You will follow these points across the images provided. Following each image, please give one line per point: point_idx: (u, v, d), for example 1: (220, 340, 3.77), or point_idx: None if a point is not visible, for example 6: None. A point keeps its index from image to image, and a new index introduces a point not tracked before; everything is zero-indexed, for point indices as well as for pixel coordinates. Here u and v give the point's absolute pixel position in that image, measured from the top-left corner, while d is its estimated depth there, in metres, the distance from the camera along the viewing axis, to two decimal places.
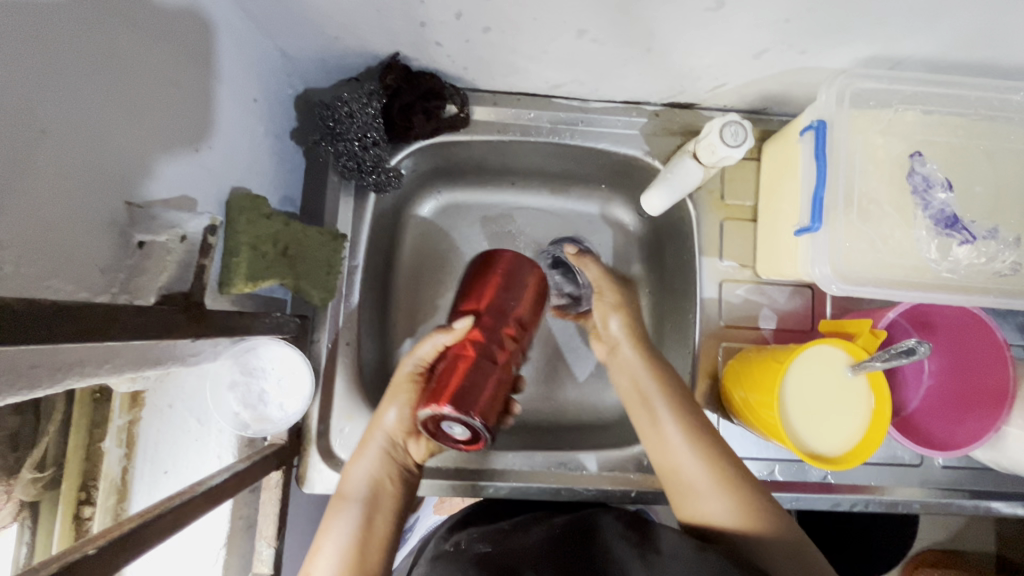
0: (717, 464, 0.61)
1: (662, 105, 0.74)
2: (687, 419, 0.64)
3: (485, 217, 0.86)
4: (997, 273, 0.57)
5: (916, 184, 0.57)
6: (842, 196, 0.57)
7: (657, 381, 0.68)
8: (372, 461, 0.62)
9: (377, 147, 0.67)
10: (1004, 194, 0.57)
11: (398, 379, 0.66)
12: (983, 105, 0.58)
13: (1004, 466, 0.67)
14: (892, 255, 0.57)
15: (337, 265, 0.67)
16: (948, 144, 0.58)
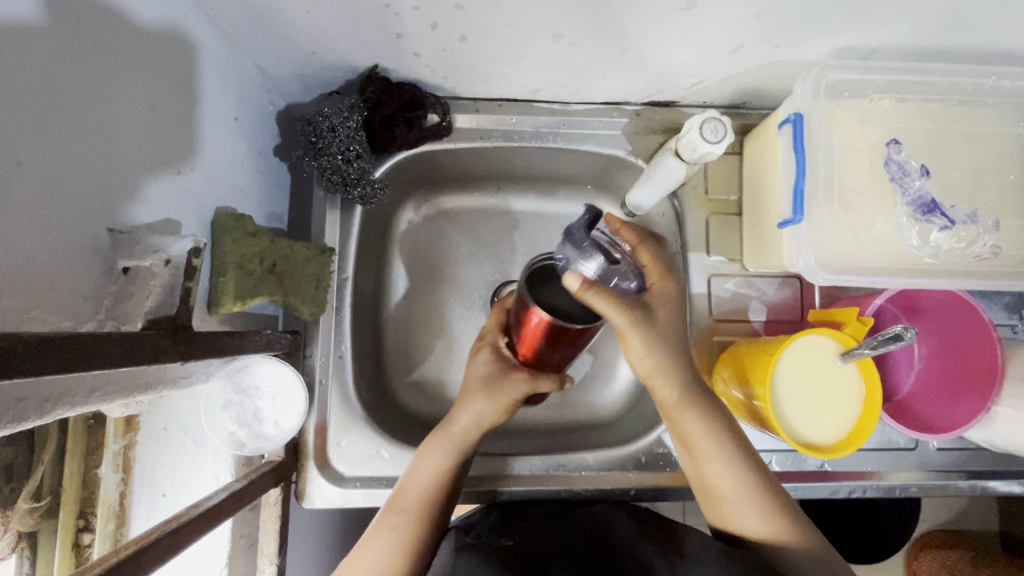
0: (751, 482, 0.57)
1: (642, 105, 0.74)
2: (727, 445, 0.58)
3: (473, 223, 0.87)
4: (978, 257, 0.58)
5: (896, 173, 0.58)
6: (823, 186, 0.58)
7: (696, 411, 0.59)
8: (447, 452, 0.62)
9: (360, 160, 0.67)
10: (980, 177, 0.58)
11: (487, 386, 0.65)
12: (957, 91, 0.59)
13: (997, 445, 0.68)
14: (874, 242, 0.57)
15: (326, 279, 0.67)
16: (925, 131, 0.59)
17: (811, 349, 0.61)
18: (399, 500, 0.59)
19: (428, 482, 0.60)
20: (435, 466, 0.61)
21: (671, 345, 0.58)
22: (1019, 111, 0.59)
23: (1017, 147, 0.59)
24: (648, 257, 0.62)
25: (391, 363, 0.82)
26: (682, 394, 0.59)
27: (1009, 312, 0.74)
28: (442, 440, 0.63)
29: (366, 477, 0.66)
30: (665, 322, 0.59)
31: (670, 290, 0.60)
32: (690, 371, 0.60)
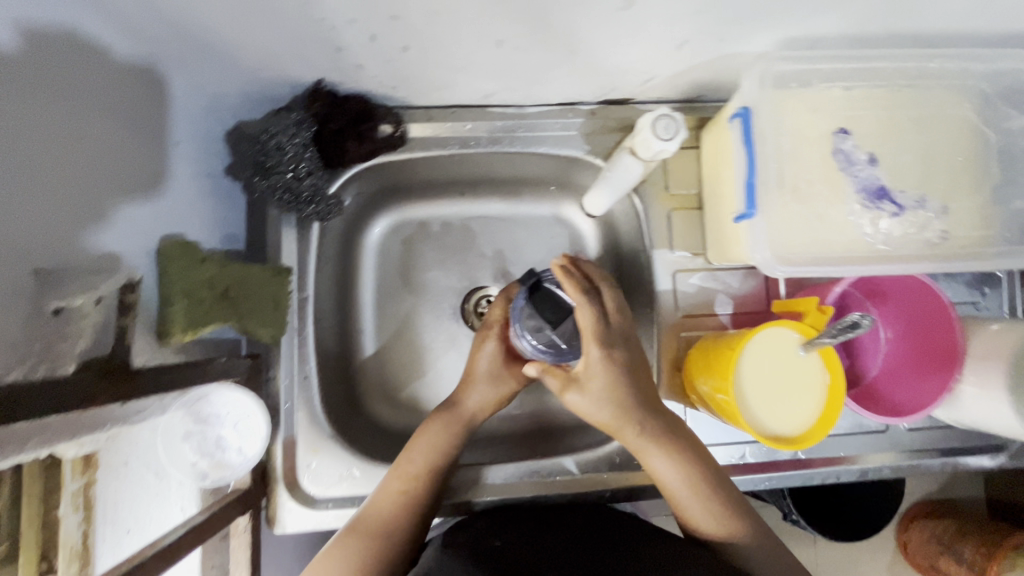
0: (711, 498, 0.58)
1: (597, 104, 0.73)
2: (697, 481, 0.58)
3: (439, 233, 0.85)
4: (930, 242, 0.59)
5: (845, 159, 0.58)
6: (774, 178, 0.58)
7: (661, 453, 0.59)
8: (441, 442, 0.64)
9: (311, 177, 0.67)
10: (926, 162, 0.59)
11: (495, 372, 0.69)
12: (902, 75, 0.59)
13: (964, 423, 0.69)
14: (828, 232, 0.58)
15: (285, 299, 0.65)
16: (872, 118, 0.59)
17: (775, 340, 0.61)
18: (408, 466, 0.62)
19: (426, 459, 0.63)
20: (440, 439, 0.64)
21: (619, 406, 0.60)
22: (961, 92, 0.60)
23: (960, 130, 0.59)
24: (585, 321, 0.60)
25: (361, 378, 0.81)
26: (642, 442, 0.60)
27: (969, 288, 0.75)
28: (449, 416, 0.67)
29: (338, 498, 0.66)
30: (602, 390, 0.60)
31: (606, 355, 0.60)
32: (650, 418, 0.60)
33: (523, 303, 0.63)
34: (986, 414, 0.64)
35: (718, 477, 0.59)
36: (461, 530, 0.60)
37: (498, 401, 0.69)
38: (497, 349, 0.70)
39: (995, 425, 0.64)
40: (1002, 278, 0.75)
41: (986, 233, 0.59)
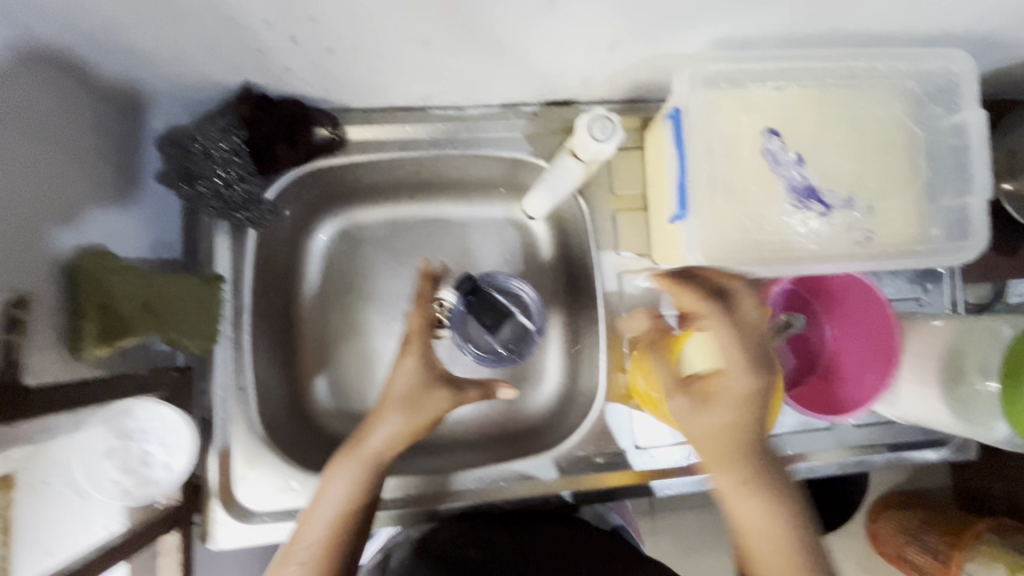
0: (794, 556, 0.50)
1: (539, 105, 0.72)
2: (793, 541, 0.50)
3: (387, 238, 0.83)
4: (857, 241, 0.58)
5: (775, 160, 0.58)
6: (705, 179, 0.57)
7: (752, 500, 0.51)
8: (339, 491, 0.57)
9: (243, 182, 0.64)
10: (855, 161, 0.59)
11: (404, 398, 0.60)
12: (831, 74, 0.60)
13: (906, 419, 0.69)
14: (760, 233, 0.58)
15: (214, 309, 0.63)
16: (801, 116, 0.59)
17: None
18: (308, 524, 0.56)
19: (335, 511, 0.56)
20: (341, 495, 0.57)
21: (732, 435, 0.51)
22: (892, 91, 0.60)
23: (890, 127, 0.60)
24: (729, 342, 0.52)
25: (308, 387, 0.79)
26: (745, 484, 0.51)
27: (911, 285, 0.76)
28: (352, 459, 0.58)
29: (276, 510, 0.64)
30: (711, 420, 0.51)
31: (754, 377, 0.51)
32: (756, 460, 0.52)
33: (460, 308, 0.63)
34: (924, 410, 0.64)
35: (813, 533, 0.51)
36: (428, 544, 0.64)
37: (397, 440, 0.59)
38: (417, 373, 0.61)
39: (933, 420, 0.64)
40: (942, 274, 0.77)
41: (916, 230, 0.60)
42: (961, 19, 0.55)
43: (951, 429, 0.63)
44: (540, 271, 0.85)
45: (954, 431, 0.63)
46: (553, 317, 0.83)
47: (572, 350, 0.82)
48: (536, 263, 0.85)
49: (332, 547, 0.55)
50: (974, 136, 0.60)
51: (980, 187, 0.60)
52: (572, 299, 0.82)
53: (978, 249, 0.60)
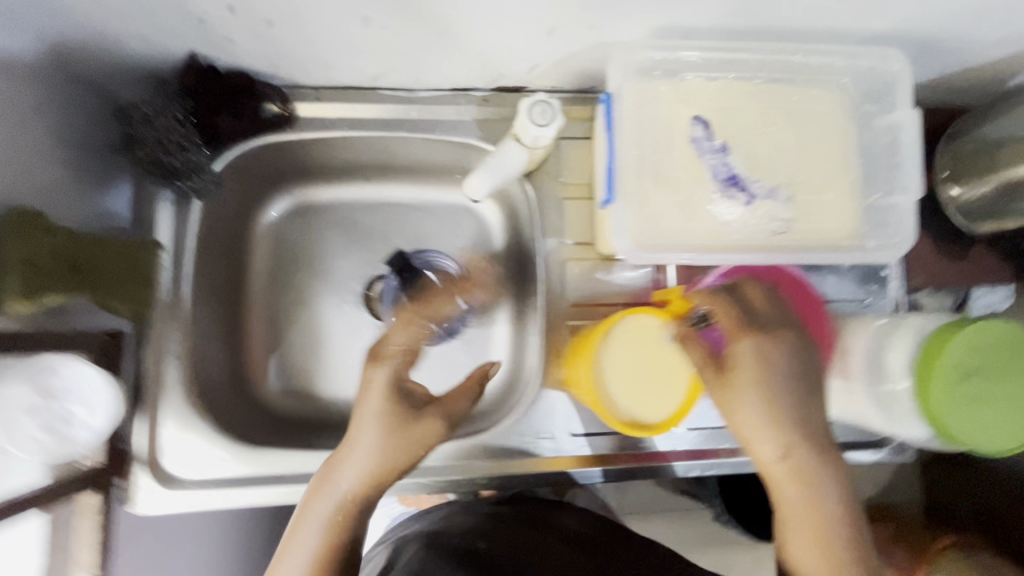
0: (823, 530, 0.57)
1: (489, 91, 0.73)
2: (824, 511, 0.57)
3: (340, 218, 0.84)
4: (773, 231, 0.60)
5: (701, 147, 0.59)
6: (633, 166, 0.59)
7: (799, 477, 0.58)
8: (323, 508, 0.60)
9: (186, 151, 0.64)
10: (779, 154, 0.61)
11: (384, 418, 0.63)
12: (764, 69, 0.61)
13: (839, 418, 0.70)
14: (688, 220, 0.59)
15: (151, 278, 0.64)
16: (731, 106, 0.61)
17: (636, 329, 0.61)
18: (298, 533, 0.59)
19: (320, 532, 0.59)
20: (333, 505, 0.61)
21: (766, 411, 0.58)
22: (823, 87, 0.62)
23: (821, 122, 0.61)
24: (738, 324, 0.59)
25: (252, 361, 0.79)
26: (782, 461, 0.58)
27: (855, 286, 0.77)
28: (331, 487, 0.61)
29: (200, 479, 0.65)
30: (760, 400, 0.58)
31: (769, 349, 0.59)
32: (792, 433, 0.58)
33: None
34: (848, 405, 0.65)
35: (853, 500, 0.59)
36: (440, 535, 0.63)
37: (368, 474, 0.62)
38: (383, 399, 0.64)
39: (855, 414, 0.65)
40: (888, 276, 0.78)
41: (844, 224, 0.61)
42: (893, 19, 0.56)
43: (871, 423, 0.64)
44: (493, 258, 0.85)
45: (874, 426, 0.64)
46: (501, 304, 0.83)
47: (519, 338, 0.82)
48: (489, 250, 0.85)
49: (337, 548, 0.59)
50: (907, 135, 0.61)
51: (911, 187, 0.61)
52: (522, 287, 0.83)
53: (906, 245, 0.61)
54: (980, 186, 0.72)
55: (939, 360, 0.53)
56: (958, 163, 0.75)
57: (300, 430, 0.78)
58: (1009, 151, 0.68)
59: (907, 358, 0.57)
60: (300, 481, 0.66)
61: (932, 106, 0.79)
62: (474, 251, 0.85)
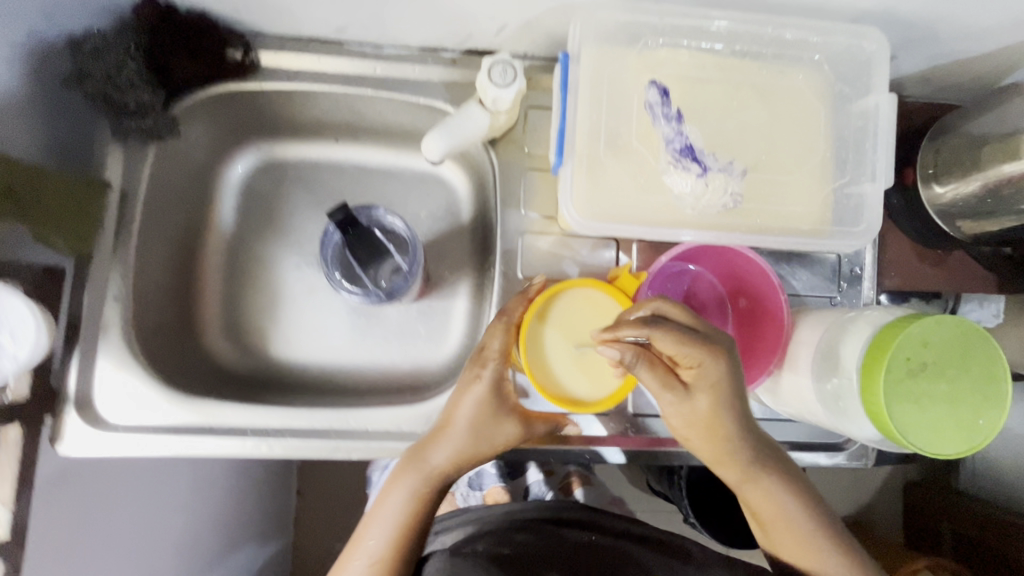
0: (811, 529, 0.57)
1: (458, 52, 0.71)
2: (795, 511, 0.57)
3: (304, 177, 0.82)
4: (723, 207, 0.58)
5: (658, 114, 0.57)
6: (585, 131, 0.57)
7: (762, 483, 0.57)
8: (402, 495, 0.59)
9: (136, 90, 0.64)
10: (739, 129, 0.58)
11: (454, 420, 0.60)
12: (734, 40, 0.59)
13: (795, 415, 0.67)
14: (637, 189, 0.57)
15: (93, 213, 0.65)
16: (693, 77, 0.59)
17: (576, 301, 0.59)
18: (379, 511, 0.59)
19: (401, 511, 0.59)
20: (402, 505, 0.59)
21: (714, 429, 0.54)
22: (792, 63, 0.59)
23: (791, 100, 0.59)
24: (690, 349, 0.49)
25: (205, 315, 0.78)
26: (746, 476, 0.57)
27: (825, 282, 0.74)
28: (409, 473, 0.59)
29: (132, 423, 0.65)
30: (712, 423, 0.53)
31: (721, 369, 0.51)
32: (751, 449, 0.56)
33: (335, 236, 0.63)
34: (798, 401, 0.63)
35: (812, 489, 0.59)
36: (468, 541, 0.61)
37: (459, 456, 0.59)
38: (483, 396, 0.59)
39: (805, 411, 0.63)
40: (861, 275, 0.75)
41: (806, 209, 0.59)
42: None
43: (821, 421, 0.62)
44: (459, 230, 0.83)
45: (823, 423, 0.62)
46: (462, 276, 0.82)
47: (477, 313, 0.80)
48: (455, 219, 0.83)
49: (404, 538, 0.58)
50: (877, 120, 0.59)
51: (879, 176, 0.59)
52: (484, 261, 0.81)
53: (870, 235, 0.58)
54: (964, 186, 0.67)
55: (893, 345, 0.50)
56: (943, 158, 0.69)
57: (247, 386, 0.78)
58: (995, 148, 0.64)
59: (860, 347, 0.54)
60: (231, 433, 0.66)
61: (920, 101, 0.76)
62: (441, 220, 0.83)
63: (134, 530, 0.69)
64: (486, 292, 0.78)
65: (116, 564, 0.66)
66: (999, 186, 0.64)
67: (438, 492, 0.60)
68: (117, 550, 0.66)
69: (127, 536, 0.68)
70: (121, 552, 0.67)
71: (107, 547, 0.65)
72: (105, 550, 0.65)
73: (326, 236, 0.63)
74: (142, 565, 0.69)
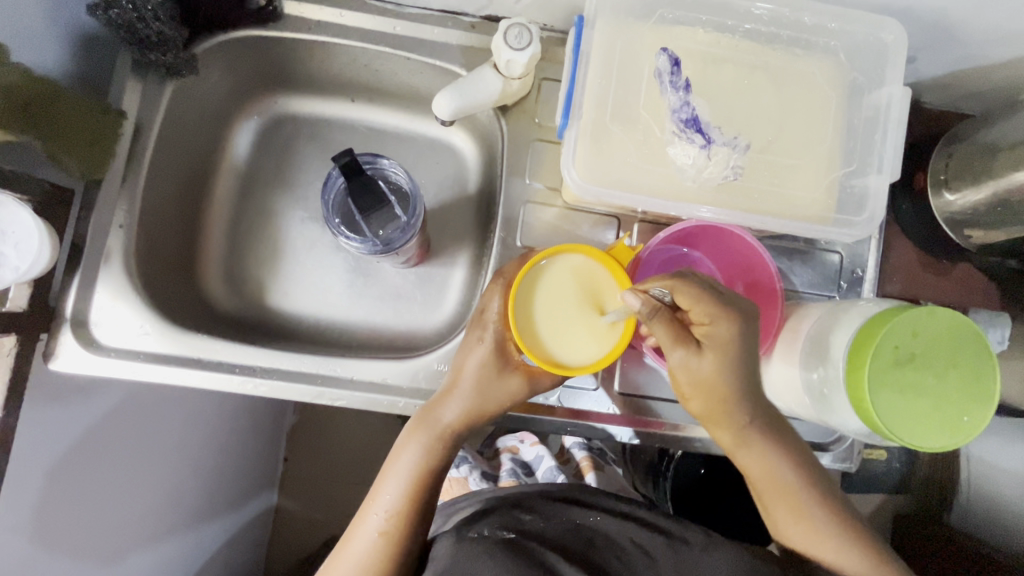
0: (803, 495, 0.58)
1: (478, 18, 0.72)
2: (797, 487, 0.58)
3: (315, 132, 0.83)
4: (722, 180, 0.58)
5: (667, 82, 0.58)
6: (593, 97, 0.58)
7: (758, 452, 0.58)
8: (414, 449, 0.59)
9: (159, 23, 0.63)
10: (747, 107, 0.58)
11: (460, 377, 0.61)
12: (751, 21, 0.59)
13: (782, 407, 0.66)
14: (639, 157, 0.58)
15: (105, 139, 0.65)
16: (707, 54, 0.59)
17: (567, 271, 0.59)
18: (395, 468, 0.59)
19: (413, 466, 0.59)
20: (413, 461, 0.59)
21: (715, 390, 0.55)
22: (806, 49, 0.60)
23: (806, 86, 0.59)
24: (707, 305, 0.52)
25: (206, 258, 0.80)
26: (740, 440, 0.58)
27: (826, 281, 0.72)
28: (421, 428, 0.60)
29: (124, 349, 0.66)
30: (715, 384, 0.54)
31: (735, 329, 0.53)
32: (748, 413, 0.57)
33: (337, 181, 0.67)
34: (787, 392, 0.62)
35: (813, 465, 0.60)
36: (472, 525, 0.60)
37: (469, 410, 0.60)
38: (486, 356, 0.60)
39: (793, 402, 0.62)
40: (863, 277, 0.72)
41: (809, 195, 0.59)
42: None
43: (811, 414, 0.61)
44: (464, 200, 0.83)
45: (810, 413, 0.61)
46: (463, 244, 0.82)
47: (474, 283, 0.80)
48: (461, 187, 0.83)
49: (415, 493, 0.58)
50: (889, 110, 0.59)
51: (886, 166, 0.59)
52: (486, 232, 0.81)
53: (871, 226, 0.58)
54: (974, 193, 0.65)
55: (880, 330, 0.50)
56: (955, 164, 0.67)
57: (239, 330, 0.79)
58: (1008, 156, 0.61)
59: (849, 334, 0.53)
60: (218, 369, 0.67)
61: (938, 109, 0.75)
62: (446, 187, 0.83)
63: (111, 457, 0.70)
64: (484, 261, 0.78)
65: (88, 488, 0.66)
66: (1009, 196, 0.62)
67: (447, 446, 0.60)
68: (91, 474, 0.67)
69: (104, 462, 0.68)
70: (94, 477, 0.67)
71: (80, 470, 0.65)
72: (79, 471, 0.65)
73: (329, 180, 0.68)
74: (113, 494, 0.69)
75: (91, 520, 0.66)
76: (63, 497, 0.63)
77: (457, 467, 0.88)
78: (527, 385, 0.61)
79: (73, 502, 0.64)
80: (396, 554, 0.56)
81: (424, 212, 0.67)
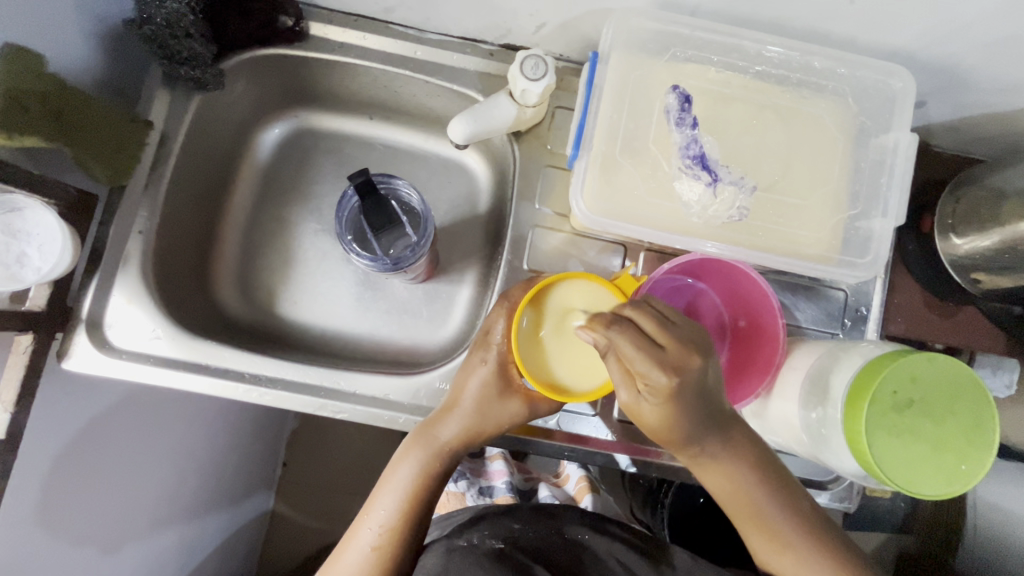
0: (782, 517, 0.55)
1: (497, 46, 0.74)
2: (767, 509, 0.56)
3: (332, 149, 0.85)
4: (728, 218, 0.60)
5: (675, 119, 0.60)
6: (604, 131, 0.60)
7: (727, 475, 0.56)
8: (411, 467, 0.60)
9: (190, 39, 0.65)
10: (753, 148, 0.60)
11: (461, 397, 0.62)
12: (762, 63, 0.60)
13: (778, 441, 0.66)
14: (649, 192, 0.60)
15: (131, 147, 0.68)
16: (716, 92, 0.60)
17: (575, 297, 0.59)
18: (391, 480, 0.60)
19: (407, 483, 0.59)
20: (410, 476, 0.59)
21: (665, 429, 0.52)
22: (815, 91, 0.61)
23: (812, 128, 0.60)
24: (648, 362, 0.46)
25: (218, 263, 0.82)
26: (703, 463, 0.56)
27: (830, 318, 0.72)
28: (419, 447, 0.60)
29: (134, 351, 0.68)
30: (662, 425, 0.51)
31: (684, 379, 0.47)
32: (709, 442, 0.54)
33: (352, 200, 0.69)
34: (785, 428, 0.62)
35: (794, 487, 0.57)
36: (464, 533, 0.61)
37: (471, 429, 0.61)
38: (487, 377, 0.61)
39: (791, 439, 0.63)
40: (866, 316, 0.73)
41: (815, 235, 0.60)
42: (890, 31, 0.55)
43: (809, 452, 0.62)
44: (474, 220, 0.85)
45: (808, 453, 0.61)
46: (472, 262, 0.83)
47: (479, 301, 0.81)
48: (472, 206, 0.85)
49: (410, 514, 0.58)
50: (895, 155, 0.60)
51: (890, 212, 0.59)
52: (494, 253, 0.82)
53: (874, 270, 0.60)
54: (981, 238, 0.65)
55: (881, 373, 0.50)
56: (962, 209, 0.67)
57: (247, 334, 0.80)
58: (1014, 205, 0.61)
59: (849, 375, 0.54)
60: (221, 376, 0.68)
61: (948, 153, 0.75)
62: (458, 205, 0.85)
63: (116, 451, 0.71)
64: (491, 278, 0.79)
65: (90, 482, 0.67)
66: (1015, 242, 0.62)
67: (444, 465, 0.60)
68: (95, 470, 0.68)
69: (110, 456, 0.70)
70: (97, 472, 0.68)
71: (83, 464, 0.66)
72: (85, 465, 0.67)
73: (344, 199, 0.69)
74: (114, 489, 0.71)
75: (96, 511, 0.68)
76: (65, 489, 0.64)
77: (456, 483, 0.89)
78: (528, 411, 0.62)
79: (78, 496, 0.66)
80: (388, 568, 0.57)
81: (434, 232, 0.68)
